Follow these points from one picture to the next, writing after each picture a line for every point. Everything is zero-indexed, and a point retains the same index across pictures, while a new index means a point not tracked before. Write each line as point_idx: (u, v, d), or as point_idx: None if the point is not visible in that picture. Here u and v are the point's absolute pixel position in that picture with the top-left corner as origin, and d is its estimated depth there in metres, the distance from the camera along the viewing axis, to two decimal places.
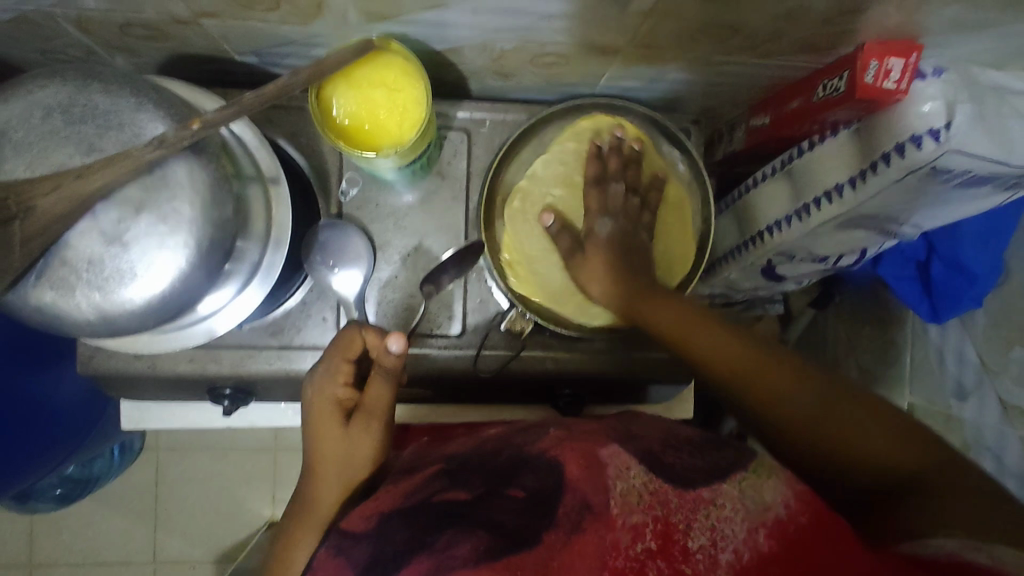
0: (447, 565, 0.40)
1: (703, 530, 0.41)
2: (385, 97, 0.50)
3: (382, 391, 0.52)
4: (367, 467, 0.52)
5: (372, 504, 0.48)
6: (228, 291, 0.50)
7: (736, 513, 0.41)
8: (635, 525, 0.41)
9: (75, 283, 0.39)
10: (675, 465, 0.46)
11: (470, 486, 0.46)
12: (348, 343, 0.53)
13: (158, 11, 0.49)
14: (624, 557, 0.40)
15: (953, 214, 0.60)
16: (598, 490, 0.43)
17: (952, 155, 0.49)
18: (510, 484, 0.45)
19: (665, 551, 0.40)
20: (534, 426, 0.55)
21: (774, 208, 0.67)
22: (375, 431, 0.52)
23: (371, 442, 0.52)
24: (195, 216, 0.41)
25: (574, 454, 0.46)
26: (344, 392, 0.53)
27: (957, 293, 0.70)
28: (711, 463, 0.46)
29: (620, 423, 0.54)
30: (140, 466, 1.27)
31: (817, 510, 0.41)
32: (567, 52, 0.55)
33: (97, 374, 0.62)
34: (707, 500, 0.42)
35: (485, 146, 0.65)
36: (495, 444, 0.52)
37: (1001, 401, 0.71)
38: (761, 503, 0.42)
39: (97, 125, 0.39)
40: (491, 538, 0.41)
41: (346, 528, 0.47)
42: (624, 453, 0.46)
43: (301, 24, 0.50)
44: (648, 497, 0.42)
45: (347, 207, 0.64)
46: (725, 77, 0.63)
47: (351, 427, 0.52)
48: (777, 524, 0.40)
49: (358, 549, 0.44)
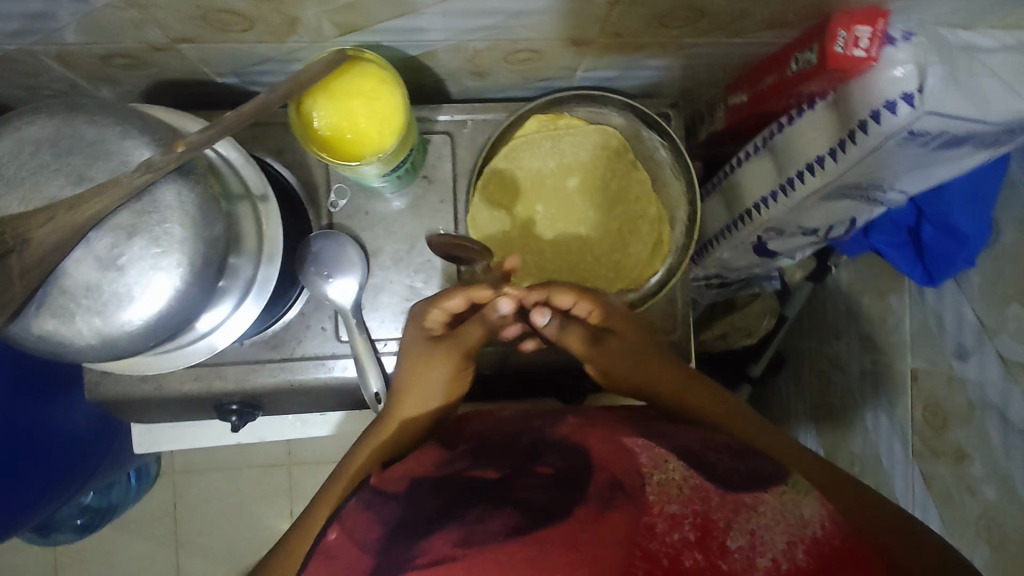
0: (477, 535, 0.42)
1: (742, 532, 0.40)
2: (362, 106, 0.50)
3: (476, 330, 0.58)
4: (440, 388, 0.60)
5: (403, 466, 0.51)
6: (225, 307, 0.52)
7: (777, 523, 0.41)
8: (672, 515, 0.42)
9: (76, 310, 0.40)
10: (716, 465, 0.46)
11: (498, 467, 0.49)
12: (451, 296, 0.58)
13: (136, 40, 0.50)
14: (659, 542, 0.41)
15: (937, 175, 0.61)
16: (632, 475, 0.46)
17: (927, 117, 0.50)
18: (537, 463, 0.49)
19: (703, 544, 0.40)
20: (554, 413, 0.60)
21: (760, 185, 0.67)
22: (453, 356, 0.60)
23: (450, 366, 0.60)
24: (187, 235, 0.42)
25: (600, 442, 0.50)
26: (436, 324, 0.61)
27: (948, 255, 0.71)
28: (750, 467, 0.46)
29: (642, 417, 0.57)
30: (157, 491, 1.29)
31: (850, 536, 0.41)
32: (540, 47, 0.56)
33: (106, 399, 0.63)
34: (749, 505, 0.42)
35: (469, 145, 0.66)
36: (518, 426, 0.57)
37: (1001, 357, 0.69)
38: (800, 518, 0.41)
39: (84, 155, 0.40)
40: (520, 514, 0.43)
41: (377, 485, 0.49)
42: (655, 447, 0.48)
43: (277, 42, 0.51)
44: (688, 492, 0.43)
45: (337, 217, 0.65)
46: (699, 59, 0.63)
47: (439, 350, 0.60)
48: (815, 541, 0.40)
49: (388, 508, 0.46)
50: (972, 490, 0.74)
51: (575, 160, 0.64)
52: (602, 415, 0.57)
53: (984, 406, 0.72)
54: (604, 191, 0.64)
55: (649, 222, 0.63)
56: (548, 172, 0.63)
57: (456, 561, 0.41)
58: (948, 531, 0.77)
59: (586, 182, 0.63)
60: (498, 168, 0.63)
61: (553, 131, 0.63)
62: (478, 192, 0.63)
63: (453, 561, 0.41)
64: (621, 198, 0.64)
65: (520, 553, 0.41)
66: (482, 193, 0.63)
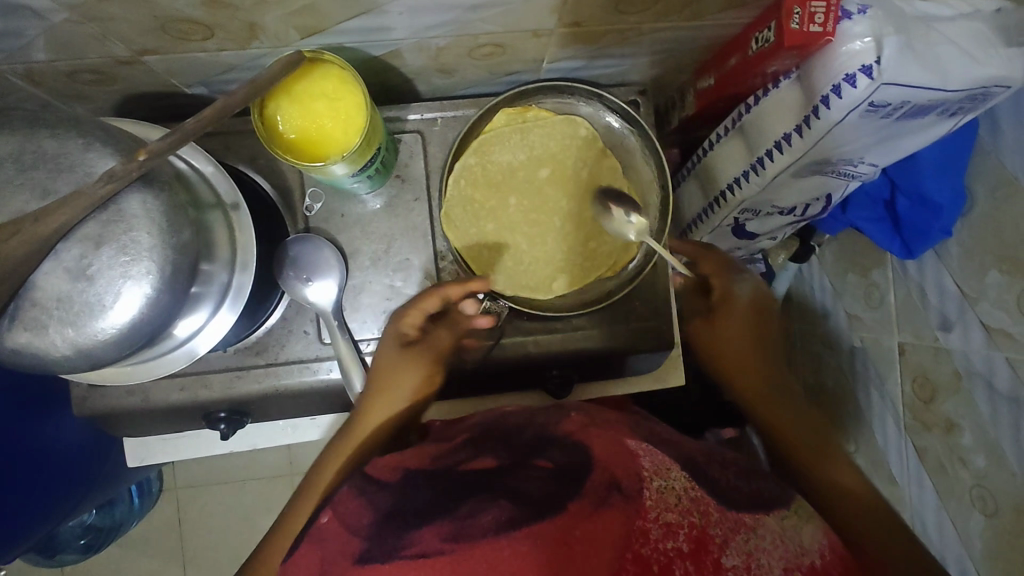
0: (464, 532, 0.43)
1: (738, 552, 0.44)
2: (327, 107, 0.51)
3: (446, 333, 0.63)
4: (406, 394, 0.60)
5: (397, 457, 0.52)
6: (200, 315, 0.52)
7: (774, 548, 0.45)
8: (669, 524, 0.44)
9: (48, 321, 0.41)
10: (721, 481, 0.50)
11: (497, 457, 0.51)
12: (427, 296, 0.60)
13: (100, 54, 0.51)
14: (652, 547, 0.43)
15: (906, 145, 0.61)
16: (632, 478, 0.46)
17: (886, 89, 0.51)
18: (538, 456, 0.50)
19: (696, 555, 0.43)
20: (558, 407, 0.61)
21: (733, 166, 0.68)
22: (426, 361, 0.62)
23: (422, 372, 0.61)
24: (156, 243, 0.42)
25: (603, 442, 0.50)
26: (411, 329, 0.62)
27: (925, 225, 0.71)
28: (755, 490, 0.50)
29: (644, 422, 0.60)
30: (161, 507, 1.31)
31: (847, 567, 0.45)
32: (501, 41, 0.57)
33: (95, 414, 0.64)
34: (748, 527, 0.46)
35: (440, 143, 0.66)
36: (521, 422, 0.58)
37: (984, 326, 0.68)
38: (799, 547, 0.45)
39: (48, 169, 0.41)
40: (513, 509, 0.44)
41: (370, 473, 0.51)
42: (659, 453, 0.50)
43: (238, 49, 0.51)
44: (689, 503, 0.45)
45: (313, 221, 0.65)
46: (663, 45, 0.64)
47: (408, 355, 0.61)
48: (810, 570, 0.44)
49: (382, 497, 0.48)
50: (964, 461, 0.73)
51: (547, 151, 0.64)
52: (603, 416, 0.58)
53: (970, 374, 0.71)
54: (576, 182, 0.64)
55: (622, 210, 0.63)
56: (520, 164, 0.64)
57: (444, 554, 0.43)
58: (944, 504, 0.77)
59: (557, 174, 0.64)
60: (469, 163, 0.63)
61: (521, 124, 0.63)
62: (451, 188, 0.63)
63: (440, 555, 0.43)
64: (594, 186, 0.64)
65: (509, 547, 0.43)
66: (456, 188, 0.63)
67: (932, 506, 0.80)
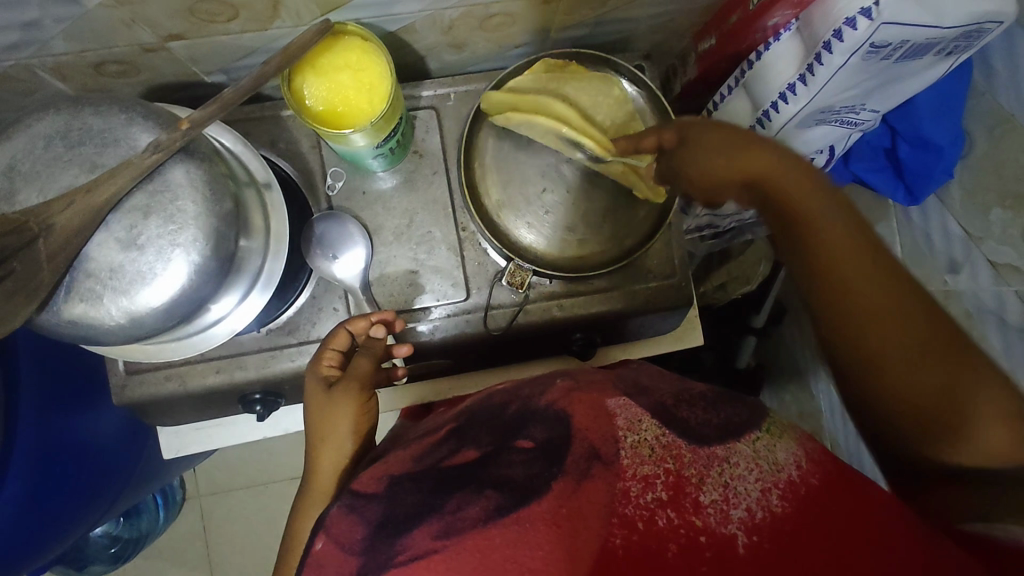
0: (455, 527, 0.44)
1: (716, 486, 0.44)
2: (351, 79, 0.52)
3: (362, 363, 0.58)
4: (349, 430, 0.57)
5: (381, 465, 0.50)
6: (232, 298, 0.53)
7: (750, 473, 0.44)
8: (646, 475, 0.45)
9: (102, 292, 0.42)
10: (688, 420, 0.49)
11: (478, 445, 0.49)
12: (336, 334, 0.59)
13: (127, 42, 0.52)
14: (633, 505, 0.44)
15: (906, 86, 0.63)
16: (608, 442, 0.47)
17: (886, 28, 0.52)
18: (517, 437, 0.48)
19: (675, 502, 0.44)
20: (541, 376, 0.58)
21: (738, 123, 0.70)
22: (354, 395, 0.57)
23: (354, 406, 0.57)
24: (199, 211, 0.44)
25: (584, 407, 0.50)
26: (329, 370, 0.59)
27: (927, 168, 0.74)
28: (724, 418, 0.49)
29: (629, 375, 0.59)
30: (185, 516, 1.31)
31: (826, 474, 0.45)
32: (511, 9, 0.59)
33: (132, 403, 0.64)
34: (721, 458, 0.45)
35: (454, 117, 0.68)
36: (503, 398, 0.54)
37: (991, 263, 0.71)
38: (774, 464, 0.45)
39: (94, 144, 0.42)
40: (501, 497, 0.44)
41: (357, 488, 0.48)
42: (634, 406, 0.50)
43: (260, 29, 0.53)
44: (661, 450, 0.46)
45: (336, 200, 0.67)
46: (663, 8, 0.66)
47: (333, 394, 0.57)
48: (789, 485, 0.44)
49: (371, 508, 0.46)
50: None
51: (575, 102, 0.62)
52: (587, 375, 0.57)
53: (981, 312, 0.73)
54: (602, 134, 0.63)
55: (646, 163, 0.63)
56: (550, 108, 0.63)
57: (437, 553, 0.43)
58: None
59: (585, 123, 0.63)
60: (500, 92, 0.63)
61: (560, 73, 0.64)
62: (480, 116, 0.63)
63: (434, 553, 0.43)
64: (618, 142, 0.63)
65: (501, 534, 0.43)
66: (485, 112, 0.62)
67: None
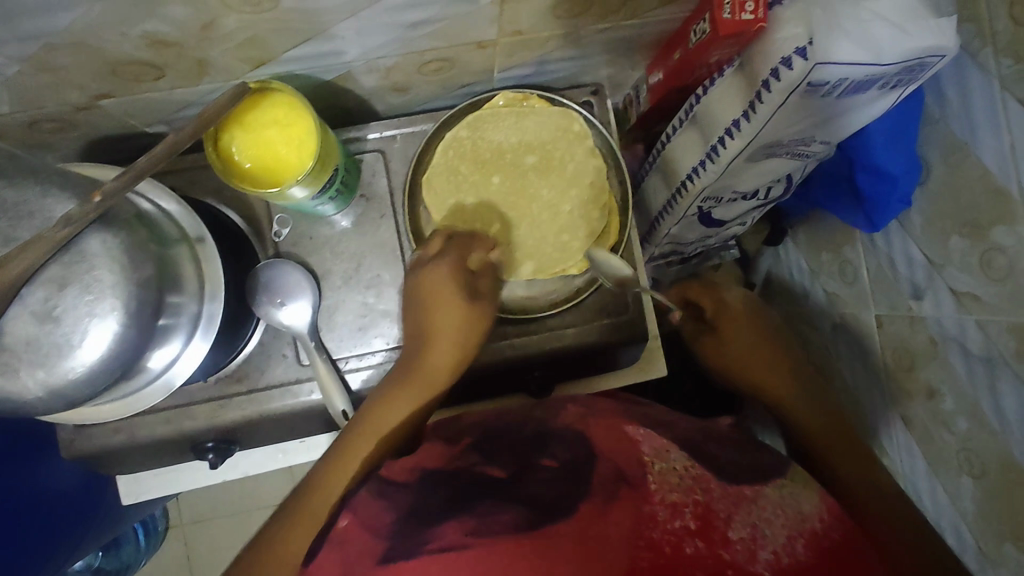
0: (487, 527, 0.43)
1: (743, 525, 0.43)
2: (280, 134, 0.53)
3: (495, 280, 0.62)
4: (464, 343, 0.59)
5: (412, 460, 0.52)
6: (174, 345, 0.53)
7: (777, 517, 0.43)
8: (674, 503, 0.44)
9: (19, 364, 0.42)
10: (717, 457, 0.49)
11: (503, 464, 0.50)
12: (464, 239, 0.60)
13: (57, 102, 0.52)
14: (660, 530, 0.43)
15: (855, 119, 0.62)
16: (635, 466, 0.47)
17: (822, 69, 0.50)
18: (542, 456, 0.50)
19: (704, 532, 0.42)
20: (552, 404, 0.61)
21: (690, 156, 0.69)
22: (479, 311, 0.60)
23: (480, 320, 0.60)
24: (118, 279, 0.44)
25: (604, 430, 0.52)
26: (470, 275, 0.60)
27: (884, 195, 0.73)
28: (748, 461, 0.50)
29: (644, 411, 0.58)
30: (169, 546, 1.31)
31: (847, 530, 0.44)
32: (447, 55, 0.58)
33: (83, 455, 0.64)
34: (749, 499, 0.45)
35: (401, 159, 0.68)
36: (518, 417, 0.58)
37: (952, 292, 0.68)
38: (799, 513, 0.44)
39: (8, 218, 0.42)
40: (528, 511, 0.44)
41: (387, 475, 0.51)
42: (658, 437, 0.50)
43: (191, 86, 0.53)
44: (691, 482, 0.45)
45: (283, 246, 0.67)
46: (609, 44, 0.66)
47: (474, 303, 0.60)
48: (812, 535, 0.43)
49: (401, 498, 0.48)
50: (947, 425, 0.73)
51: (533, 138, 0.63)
52: (597, 405, 0.59)
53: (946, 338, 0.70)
54: (559, 170, 0.64)
55: (599, 208, 0.63)
56: (510, 146, 0.64)
57: (467, 548, 0.42)
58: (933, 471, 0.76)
59: (544, 160, 0.64)
60: (460, 135, 0.63)
61: (520, 108, 0.64)
62: (438, 156, 0.64)
63: (462, 549, 0.42)
64: (576, 180, 0.63)
65: (529, 546, 0.42)
66: (444, 158, 0.63)
67: (923, 473, 0.79)
